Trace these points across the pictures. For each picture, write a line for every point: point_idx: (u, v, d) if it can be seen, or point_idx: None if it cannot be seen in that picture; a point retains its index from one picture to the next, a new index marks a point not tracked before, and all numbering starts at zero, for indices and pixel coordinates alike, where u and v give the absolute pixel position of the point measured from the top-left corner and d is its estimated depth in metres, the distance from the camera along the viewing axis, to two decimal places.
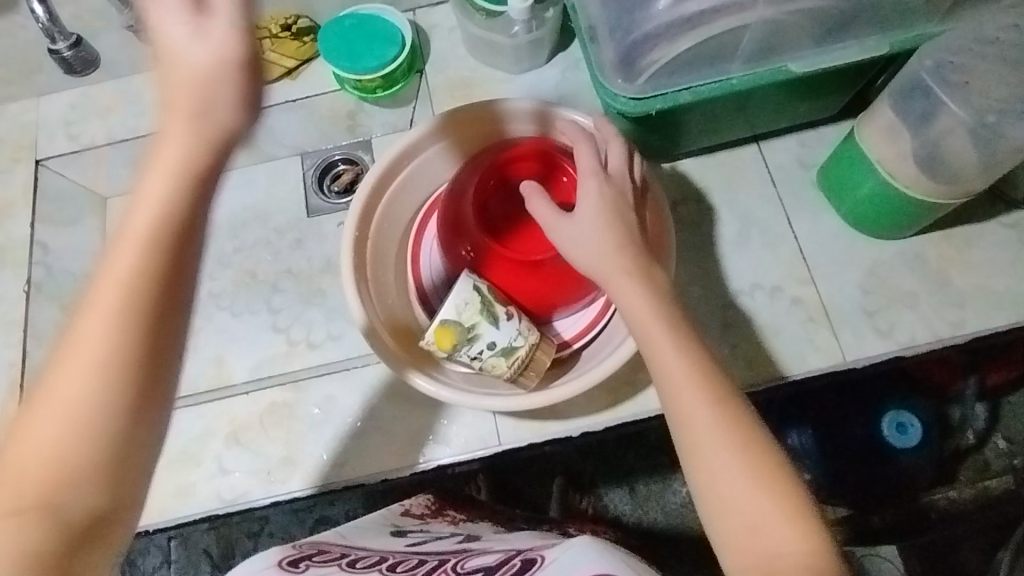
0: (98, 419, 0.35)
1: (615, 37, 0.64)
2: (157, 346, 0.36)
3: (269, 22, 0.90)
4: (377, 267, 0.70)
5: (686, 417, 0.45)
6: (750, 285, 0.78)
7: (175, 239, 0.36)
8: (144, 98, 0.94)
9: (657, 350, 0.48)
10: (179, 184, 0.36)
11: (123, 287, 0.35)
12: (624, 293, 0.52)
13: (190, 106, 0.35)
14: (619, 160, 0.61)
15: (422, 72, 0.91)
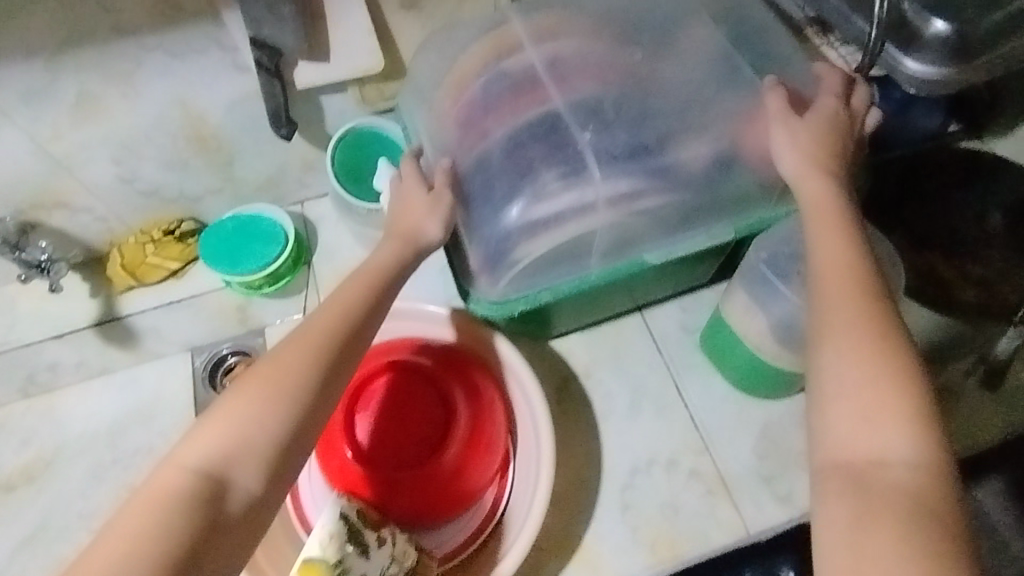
0: (297, 397, 0.51)
1: (480, 239, 0.65)
2: (340, 361, 0.55)
3: (152, 228, 0.91)
4: None
5: (829, 298, 0.52)
6: (645, 461, 0.77)
7: (374, 292, 0.60)
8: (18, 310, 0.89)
9: (825, 244, 0.56)
10: (390, 257, 0.63)
11: (334, 317, 0.57)
12: (811, 187, 0.60)
13: (418, 215, 0.64)
14: (862, 100, 0.68)
15: (309, 265, 0.93)
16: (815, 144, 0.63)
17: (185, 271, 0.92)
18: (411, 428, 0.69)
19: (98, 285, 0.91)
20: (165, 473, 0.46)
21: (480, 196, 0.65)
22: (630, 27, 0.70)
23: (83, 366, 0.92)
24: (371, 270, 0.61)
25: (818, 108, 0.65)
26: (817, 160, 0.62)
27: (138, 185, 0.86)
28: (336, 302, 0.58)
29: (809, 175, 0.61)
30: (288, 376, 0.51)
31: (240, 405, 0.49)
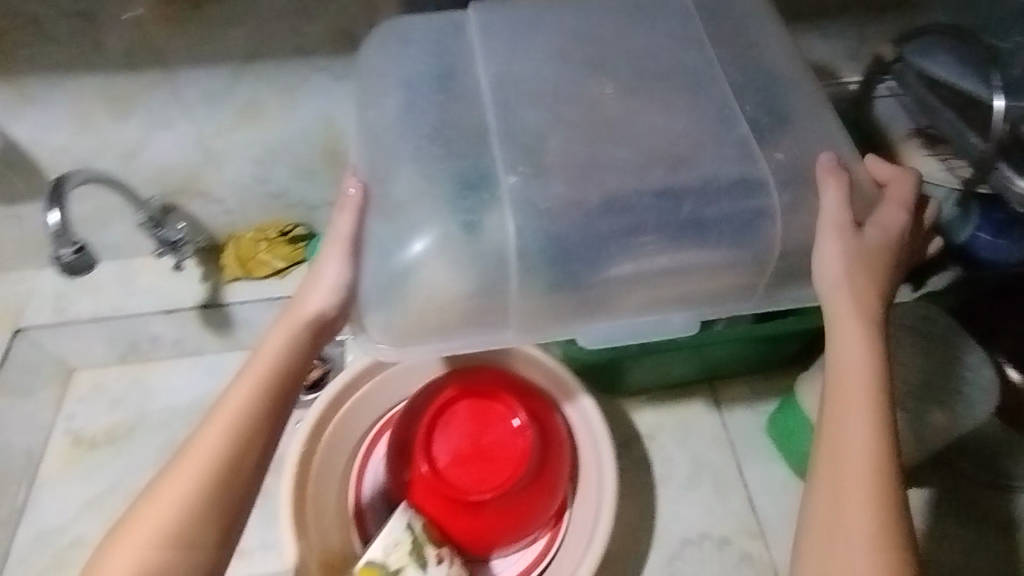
0: (179, 545, 0.47)
1: (409, 254, 0.54)
2: (232, 498, 0.50)
3: (269, 227, 0.98)
4: (321, 483, 0.71)
5: (840, 502, 0.49)
6: (698, 533, 0.77)
7: (268, 399, 0.53)
8: (137, 281, 0.97)
9: (856, 432, 0.50)
10: (284, 354, 0.55)
11: (215, 442, 0.51)
12: (847, 336, 0.53)
13: (300, 319, 0.56)
14: (902, 186, 0.58)
15: None
16: (862, 271, 0.53)
17: (288, 272, 0.98)
18: (483, 450, 0.66)
19: (209, 271, 0.99)
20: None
21: (411, 197, 0.55)
22: (608, 58, 0.63)
23: (178, 343, 0.99)
24: (230, 415, 0.52)
25: (880, 220, 0.56)
26: (872, 299, 0.53)
27: (269, 186, 0.92)
28: (224, 416, 0.52)
29: (845, 299, 0.53)
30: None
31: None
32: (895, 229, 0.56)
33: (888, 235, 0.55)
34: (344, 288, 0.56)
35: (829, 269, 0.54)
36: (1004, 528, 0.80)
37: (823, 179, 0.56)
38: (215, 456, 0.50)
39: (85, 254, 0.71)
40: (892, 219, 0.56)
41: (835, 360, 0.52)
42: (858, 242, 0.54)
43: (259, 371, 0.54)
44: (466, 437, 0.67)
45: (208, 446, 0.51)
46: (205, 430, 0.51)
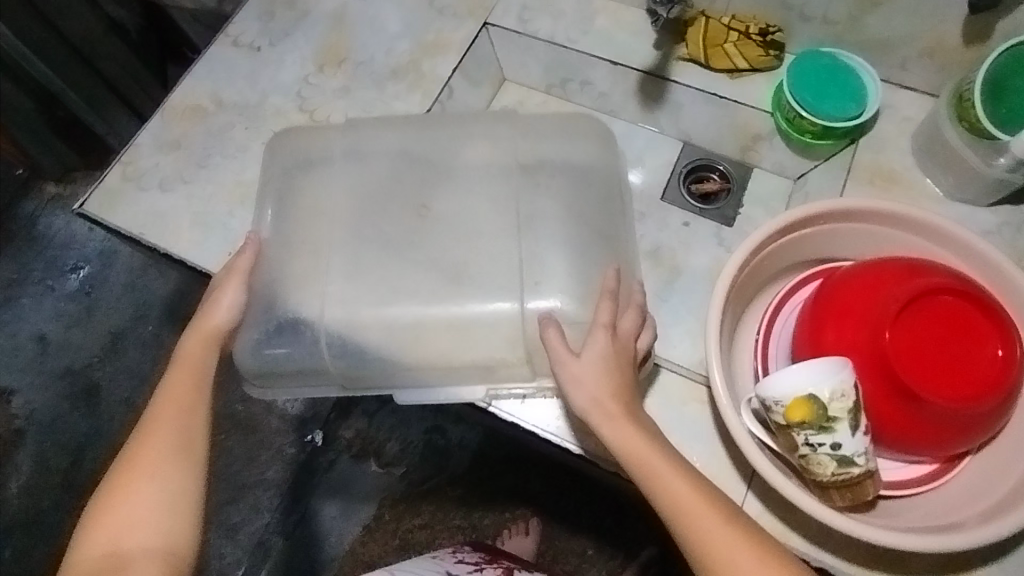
0: (181, 460, 0.64)
1: (325, 319, 0.75)
2: (196, 401, 0.67)
3: (749, 21, 0.88)
4: (738, 293, 0.71)
5: (701, 531, 0.57)
6: None
7: (197, 373, 0.69)
8: (594, 23, 0.96)
9: (668, 473, 0.60)
10: (208, 345, 0.71)
11: (193, 365, 0.69)
12: (620, 433, 0.62)
13: (211, 327, 0.72)
14: (629, 330, 0.69)
15: (854, 143, 0.86)
16: (598, 383, 0.65)
17: (741, 76, 0.90)
18: (940, 357, 0.59)
19: (665, 41, 0.93)
20: (100, 532, 0.61)
21: (351, 299, 0.76)
22: (328, 140, 0.85)
23: (604, 97, 0.99)
24: (207, 329, 0.72)
25: (590, 351, 0.66)
26: (628, 404, 0.64)
27: None
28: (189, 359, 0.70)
29: (624, 426, 0.63)
30: (169, 457, 0.64)
31: (140, 473, 0.63)
32: (601, 353, 0.66)
33: (602, 360, 0.66)
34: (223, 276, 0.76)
35: (580, 398, 0.65)
36: None
37: (597, 328, 0.68)
38: (199, 333, 0.72)
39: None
40: (597, 345, 0.66)
41: (626, 437, 0.62)
42: (580, 373, 0.65)
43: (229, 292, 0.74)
44: (928, 334, 0.60)
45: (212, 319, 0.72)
46: (190, 336, 0.72)
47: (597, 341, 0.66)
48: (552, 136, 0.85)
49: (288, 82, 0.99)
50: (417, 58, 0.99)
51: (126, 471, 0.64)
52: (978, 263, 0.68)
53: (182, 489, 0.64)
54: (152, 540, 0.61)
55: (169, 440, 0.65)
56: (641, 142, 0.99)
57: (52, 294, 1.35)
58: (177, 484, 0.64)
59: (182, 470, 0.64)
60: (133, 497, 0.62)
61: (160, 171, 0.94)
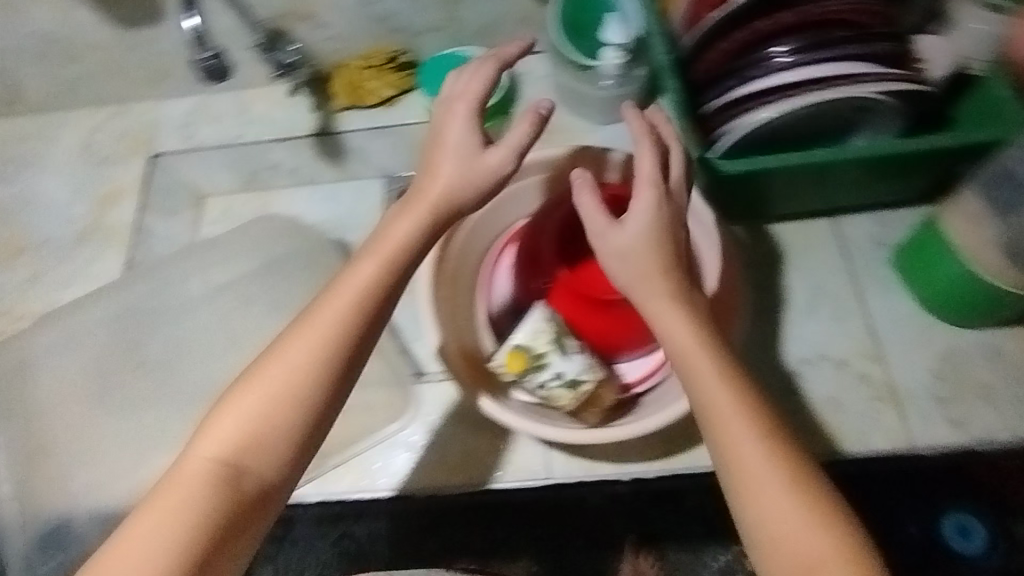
0: (272, 444, 0.52)
1: (83, 509, 0.79)
2: (313, 354, 0.53)
3: (375, 55, 0.98)
4: (455, 290, 0.74)
5: (726, 428, 0.53)
6: (815, 355, 0.78)
7: (352, 314, 0.55)
8: (252, 110, 1.01)
9: (698, 381, 0.56)
10: (408, 232, 0.59)
11: (354, 302, 0.55)
12: (668, 322, 0.58)
13: (431, 200, 0.59)
14: (648, 166, 0.61)
15: (512, 115, 0.94)
16: (640, 259, 0.59)
17: (396, 101, 0.99)
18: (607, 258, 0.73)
19: (321, 100, 1.00)
20: (185, 466, 0.51)
21: (106, 478, 0.81)
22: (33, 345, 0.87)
23: (297, 172, 1.02)
24: (429, 199, 0.59)
25: (632, 218, 0.59)
26: (667, 269, 0.59)
27: (376, 9, 0.92)
28: (347, 291, 0.55)
29: (635, 254, 0.59)
30: (292, 378, 0.53)
31: (291, 350, 0.54)
32: (649, 214, 0.60)
33: (650, 227, 0.59)
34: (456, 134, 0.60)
35: (616, 267, 0.59)
36: None
37: (640, 185, 0.61)
38: (380, 258, 0.57)
39: (222, 60, 0.72)
40: (505, 163, 0.61)
41: (676, 329, 0.57)
42: (618, 237, 0.60)
43: (448, 151, 0.60)
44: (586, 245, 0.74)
45: (403, 238, 0.58)
46: (408, 211, 0.59)
47: (501, 159, 0.61)
48: (250, 245, 0.91)
49: None
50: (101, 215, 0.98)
51: (248, 390, 0.53)
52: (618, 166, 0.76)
53: (321, 368, 0.53)
54: (290, 434, 0.52)
55: (314, 351, 0.53)
56: (348, 197, 1.02)
57: None
58: (304, 389, 0.53)
59: (294, 399, 0.53)
60: (275, 384, 0.52)
61: None
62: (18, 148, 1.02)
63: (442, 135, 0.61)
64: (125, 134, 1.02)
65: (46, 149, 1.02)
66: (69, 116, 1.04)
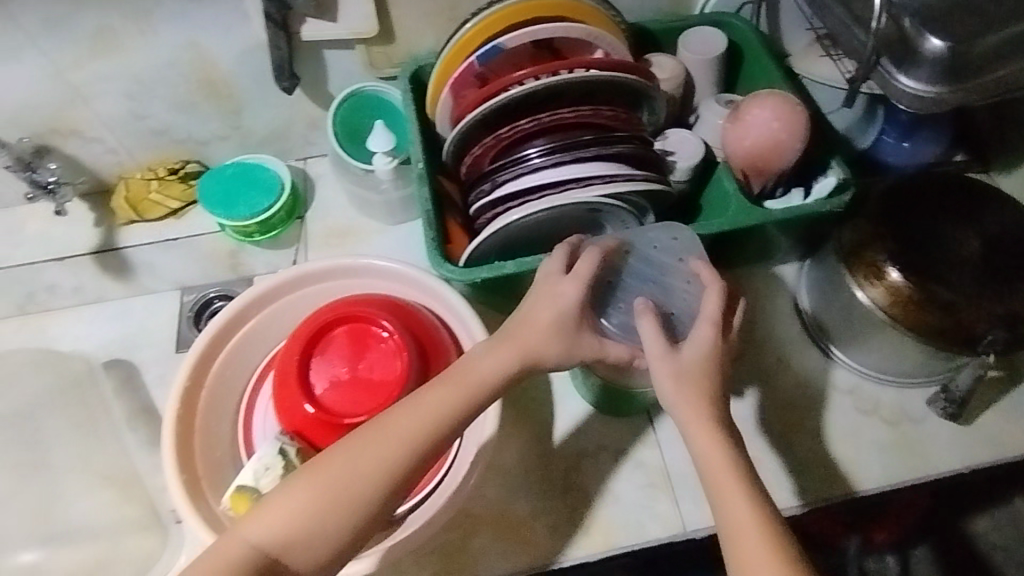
0: (299, 546, 0.55)
1: None
2: (372, 474, 0.57)
3: (158, 167, 0.95)
4: (209, 416, 0.72)
5: (739, 534, 0.56)
6: (593, 446, 0.77)
7: (426, 439, 0.58)
8: (25, 229, 0.95)
9: (729, 501, 0.57)
10: (507, 362, 0.61)
11: (406, 437, 0.58)
12: (707, 442, 0.59)
13: (526, 332, 0.62)
14: (587, 266, 0.63)
15: (302, 219, 0.96)
16: (536, 336, 0.62)
17: (184, 212, 0.96)
18: (356, 378, 0.66)
19: (103, 216, 0.95)
20: (225, 546, 0.55)
21: None
22: None
23: (80, 291, 0.95)
24: (524, 337, 0.62)
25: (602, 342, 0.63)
26: (711, 401, 0.60)
27: (148, 122, 0.89)
28: (429, 405, 0.59)
29: (687, 399, 0.60)
30: (363, 479, 0.57)
31: (312, 480, 0.57)
32: (708, 349, 0.61)
33: (709, 353, 0.61)
34: (569, 317, 0.62)
35: (666, 388, 0.61)
36: (892, 421, 0.81)
37: (656, 324, 0.62)
38: (462, 386, 0.60)
39: None
40: (565, 299, 0.62)
41: (710, 455, 0.59)
42: (676, 362, 0.60)
43: (554, 310, 0.61)
44: (336, 367, 0.67)
45: (483, 376, 0.61)
46: (495, 346, 0.62)
47: (582, 350, 0.62)
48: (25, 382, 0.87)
49: None
50: None
51: (305, 478, 0.57)
52: (383, 274, 0.77)
53: (383, 471, 0.57)
54: (316, 546, 0.56)
55: (381, 456, 0.57)
56: (139, 312, 0.94)
57: None
58: (374, 489, 0.57)
59: (339, 518, 0.56)
60: (305, 506, 0.56)
61: None
62: None
63: (545, 299, 0.62)
64: None
65: None
66: None
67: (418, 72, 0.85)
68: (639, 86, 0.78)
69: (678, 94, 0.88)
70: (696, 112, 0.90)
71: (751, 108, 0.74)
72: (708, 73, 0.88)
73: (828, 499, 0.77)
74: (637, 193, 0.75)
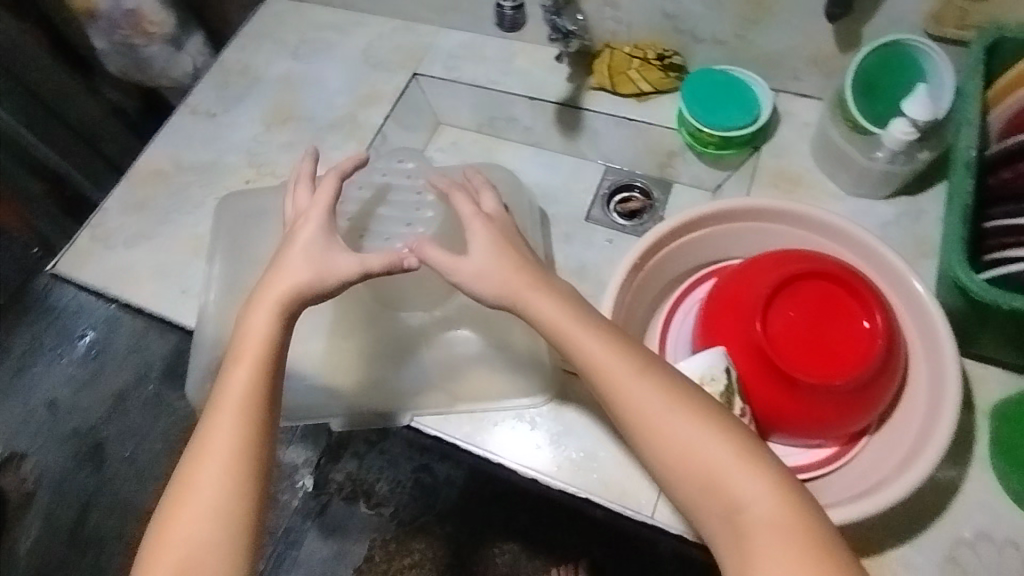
0: (222, 506, 0.55)
1: None
2: (262, 414, 0.58)
3: (646, 48, 0.96)
4: (635, 297, 0.75)
5: (697, 460, 0.54)
6: (1000, 536, 0.65)
7: (272, 359, 0.60)
8: (513, 63, 1.06)
9: (683, 429, 0.55)
10: (274, 320, 0.61)
11: (252, 371, 0.59)
12: (641, 391, 0.56)
13: (290, 292, 0.62)
14: (327, 190, 0.66)
15: (756, 150, 0.91)
16: (494, 267, 0.63)
17: (648, 98, 0.97)
18: (811, 340, 0.64)
19: (578, 74, 1.01)
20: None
21: None
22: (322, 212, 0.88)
23: (528, 131, 1.05)
24: (276, 294, 0.62)
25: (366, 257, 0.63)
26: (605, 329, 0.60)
27: (670, 4, 0.90)
28: (252, 334, 0.61)
29: (543, 297, 0.62)
30: (242, 441, 0.57)
31: (207, 464, 0.56)
32: (486, 235, 0.65)
33: (496, 247, 0.64)
34: (321, 207, 0.65)
35: (483, 288, 0.63)
36: None
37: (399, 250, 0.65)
38: (252, 363, 0.59)
39: (519, 12, 0.72)
40: (308, 224, 0.64)
41: (604, 359, 0.58)
42: (461, 267, 0.64)
43: (299, 254, 0.63)
44: (797, 319, 0.65)
45: (264, 331, 0.61)
46: (257, 306, 0.62)
47: (375, 262, 0.63)
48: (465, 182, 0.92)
49: (240, 142, 1.06)
50: (354, 111, 1.07)
51: (197, 471, 0.56)
52: (872, 256, 0.71)
53: (249, 414, 0.58)
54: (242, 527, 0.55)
55: (239, 412, 0.58)
56: (567, 170, 1.03)
57: (59, 359, 1.27)
58: (245, 442, 0.57)
59: (246, 488, 0.56)
60: (210, 490, 0.56)
61: (126, 230, 1.00)
62: (317, 32, 1.15)
63: (303, 228, 0.64)
64: (402, 49, 1.11)
65: (336, 40, 1.14)
66: (364, 17, 1.15)
67: (994, 44, 0.72)
68: None
69: None
70: None
71: None
72: None
73: None
74: None
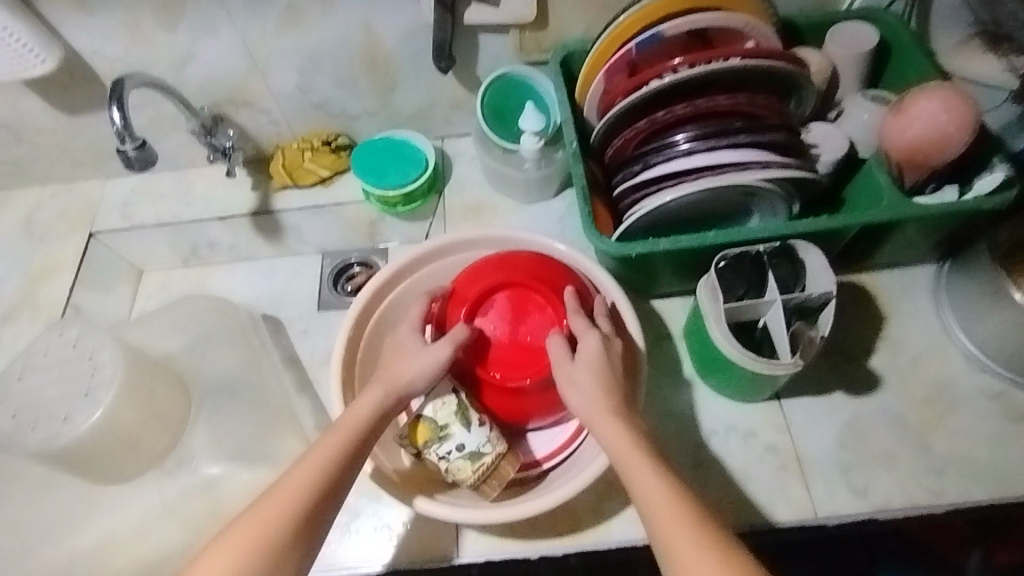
0: None
1: None
2: (319, 497, 0.56)
3: (312, 138, 1.01)
4: (366, 367, 0.79)
5: None
6: (724, 427, 0.79)
7: (352, 447, 0.60)
8: (194, 190, 1.04)
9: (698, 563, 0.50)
10: (382, 402, 0.64)
11: (324, 459, 0.58)
12: (643, 484, 0.55)
13: (395, 382, 0.65)
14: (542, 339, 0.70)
15: (440, 193, 1.01)
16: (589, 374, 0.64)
17: (332, 181, 1.02)
18: (519, 342, 0.74)
19: (259, 181, 1.03)
20: None
21: None
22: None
23: (234, 249, 1.05)
24: (388, 377, 0.66)
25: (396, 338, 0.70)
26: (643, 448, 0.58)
27: (312, 96, 0.96)
28: (350, 421, 0.62)
29: (627, 423, 0.60)
30: (287, 501, 0.55)
31: (276, 504, 0.55)
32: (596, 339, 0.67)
33: (596, 353, 0.65)
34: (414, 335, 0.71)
35: (579, 401, 0.63)
36: None
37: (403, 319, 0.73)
38: (387, 386, 0.65)
39: (148, 149, 0.73)
40: (407, 337, 0.71)
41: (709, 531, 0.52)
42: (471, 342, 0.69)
43: (407, 354, 0.68)
44: (499, 328, 0.74)
45: (364, 414, 0.63)
46: (370, 387, 0.65)
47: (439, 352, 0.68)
48: (168, 325, 0.89)
49: None
50: (31, 293, 0.97)
51: (265, 505, 0.55)
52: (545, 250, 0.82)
53: (308, 489, 0.56)
54: None
55: (325, 463, 0.58)
56: (285, 272, 1.03)
57: None
58: (293, 510, 0.55)
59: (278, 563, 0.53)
60: (267, 526, 0.53)
61: None
62: None
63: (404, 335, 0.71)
64: (67, 213, 1.04)
65: None
66: (14, 194, 1.06)
67: (566, 57, 0.88)
68: (790, 73, 0.77)
69: (822, 88, 0.84)
70: (837, 106, 0.86)
71: (917, 99, 0.71)
72: (851, 64, 0.83)
73: (972, 501, 0.74)
74: (782, 180, 0.75)
